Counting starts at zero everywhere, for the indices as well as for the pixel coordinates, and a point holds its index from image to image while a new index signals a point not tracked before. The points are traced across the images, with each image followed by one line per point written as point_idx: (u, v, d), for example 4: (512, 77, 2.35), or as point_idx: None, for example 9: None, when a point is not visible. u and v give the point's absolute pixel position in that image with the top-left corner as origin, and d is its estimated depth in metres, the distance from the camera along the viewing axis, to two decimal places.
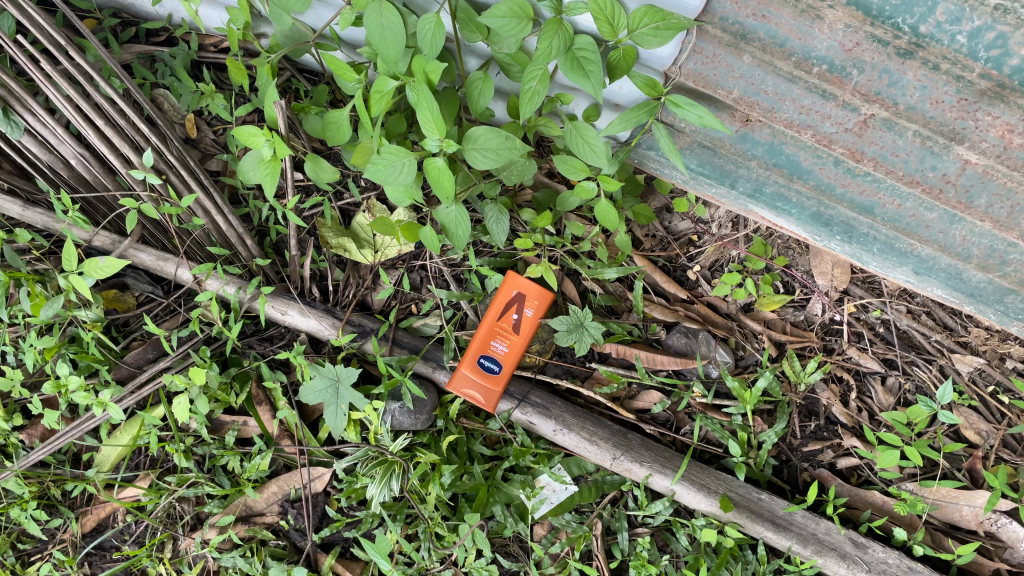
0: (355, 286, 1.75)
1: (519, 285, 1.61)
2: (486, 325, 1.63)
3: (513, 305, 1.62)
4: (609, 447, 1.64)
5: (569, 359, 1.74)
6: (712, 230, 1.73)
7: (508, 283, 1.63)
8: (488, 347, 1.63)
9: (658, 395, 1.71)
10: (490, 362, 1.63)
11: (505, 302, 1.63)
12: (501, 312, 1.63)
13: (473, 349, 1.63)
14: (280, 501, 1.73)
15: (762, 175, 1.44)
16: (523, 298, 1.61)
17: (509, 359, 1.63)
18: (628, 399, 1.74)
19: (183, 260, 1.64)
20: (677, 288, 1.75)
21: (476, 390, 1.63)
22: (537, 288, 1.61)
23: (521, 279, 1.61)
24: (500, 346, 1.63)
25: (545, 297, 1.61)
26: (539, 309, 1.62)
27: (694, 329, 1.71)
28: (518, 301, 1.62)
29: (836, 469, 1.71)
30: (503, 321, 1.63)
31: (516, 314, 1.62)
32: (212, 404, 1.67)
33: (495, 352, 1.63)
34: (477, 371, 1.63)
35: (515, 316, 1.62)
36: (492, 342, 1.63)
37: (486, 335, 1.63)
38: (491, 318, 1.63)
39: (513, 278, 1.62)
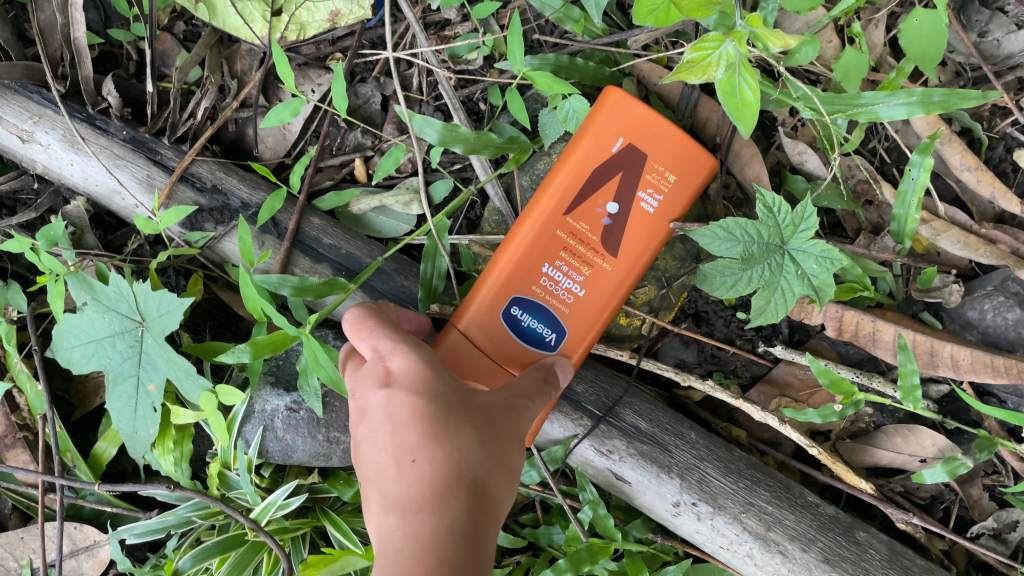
0: (217, 98, 0.71)
1: (631, 113, 0.60)
2: (535, 221, 0.62)
3: (613, 179, 0.61)
4: (814, 565, 0.64)
5: (718, 333, 0.72)
6: None
7: (606, 119, 0.61)
8: (533, 282, 0.61)
9: (939, 444, 0.69)
10: (533, 319, 0.61)
11: (591, 171, 0.61)
12: (580, 193, 0.61)
13: (493, 277, 0.62)
14: None
15: None
16: (639, 159, 0.60)
17: (582, 321, 0.62)
18: (849, 443, 0.72)
19: None
20: (1000, 189, 0.72)
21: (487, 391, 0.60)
22: (676, 134, 0.60)
23: (635, 103, 0.60)
24: (565, 281, 0.61)
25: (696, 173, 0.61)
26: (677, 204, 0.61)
27: None
28: (626, 170, 0.61)
29: None
30: (578, 218, 0.61)
31: (616, 202, 0.61)
32: None
33: (551, 296, 0.61)
34: (491, 335, 0.61)
35: (611, 209, 0.61)
36: (543, 267, 0.61)
37: (531, 246, 0.61)
38: (550, 207, 0.61)
39: (622, 109, 0.60)
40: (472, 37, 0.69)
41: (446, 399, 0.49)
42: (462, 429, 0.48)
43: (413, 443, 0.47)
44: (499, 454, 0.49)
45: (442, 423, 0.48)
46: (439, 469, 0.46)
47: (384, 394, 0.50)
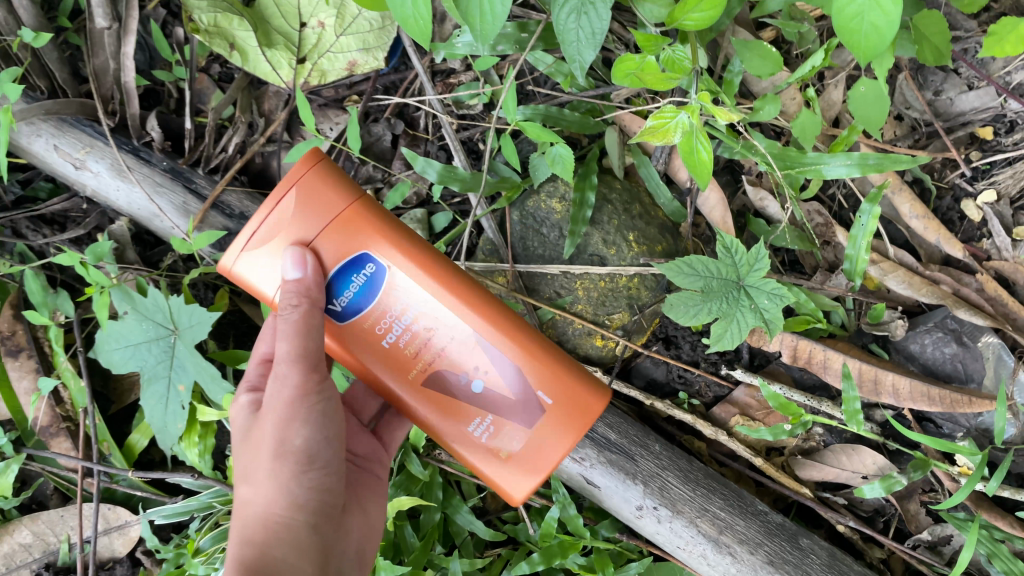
0: (247, 131, 0.80)
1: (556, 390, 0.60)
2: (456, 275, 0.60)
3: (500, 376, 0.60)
4: (758, 563, 0.72)
5: (686, 356, 0.80)
6: None
7: (556, 358, 0.61)
8: (396, 296, 0.59)
9: (878, 462, 0.77)
10: (362, 286, 0.58)
11: (504, 335, 0.60)
12: (489, 342, 0.60)
13: (420, 262, 0.59)
14: (36, 566, 0.81)
15: None
16: (499, 405, 0.60)
17: (385, 352, 0.59)
18: (800, 459, 0.80)
19: None
20: (945, 235, 0.80)
21: (292, 211, 0.57)
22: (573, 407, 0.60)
23: (572, 393, 0.61)
24: (410, 321, 0.59)
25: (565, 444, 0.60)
26: (493, 466, 0.61)
27: (974, 329, 0.78)
28: (503, 401, 0.60)
29: None
30: (468, 345, 0.60)
31: (481, 383, 0.60)
32: None
33: (390, 305, 0.59)
34: (343, 243, 0.58)
35: (472, 386, 0.60)
36: (424, 306, 0.59)
37: (424, 265, 0.59)
38: (486, 314, 0.60)
39: (575, 394, 0.61)
40: (473, 86, 0.77)
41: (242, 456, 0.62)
42: (242, 481, 0.60)
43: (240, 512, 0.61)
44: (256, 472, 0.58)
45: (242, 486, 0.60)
46: (240, 527, 0.58)
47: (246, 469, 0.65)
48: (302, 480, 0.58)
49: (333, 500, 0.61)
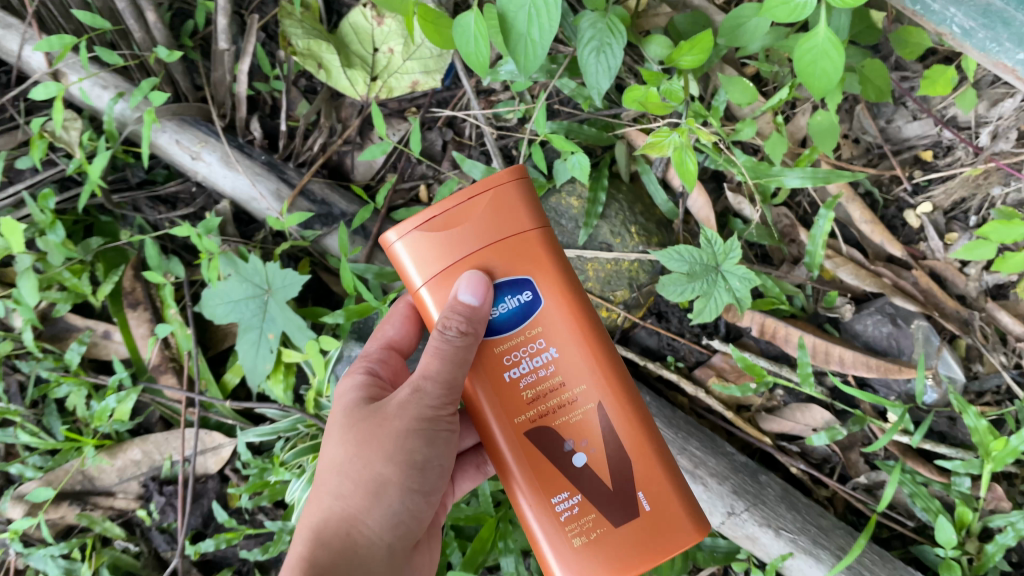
0: (327, 134, 1.00)
1: (648, 504, 0.67)
2: (617, 367, 0.69)
3: (607, 463, 0.68)
4: (725, 491, 0.92)
5: (674, 327, 1.00)
6: (975, 141, 0.97)
7: (670, 476, 0.69)
8: (534, 342, 0.67)
9: (825, 417, 0.95)
10: (510, 313, 0.67)
11: (628, 430, 0.68)
12: (608, 426, 0.68)
13: (580, 325, 0.68)
14: (144, 478, 1.01)
15: None
16: (596, 496, 0.67)
17: (507, 400, 0.67)
18: (763, 414, 0.99)
19: (31, 29, 0.94)
20: (888, 237, 0.99)
21: (476, 216, 0.66)
22: (650, 536, 0.66)
23: (660, 520, 0.67)
24: (536, 372, 0.67)
25: (639, 554, 0.66)
26: (562, 546, 0.67)
27: (907, 313, 0.96)
28: (602, 487, 0.67)
29: None
30: (585, 417, 0.68)
31: (584, 457, 0.67)
32: (53, 293, 0.98)
33: (532, 347, 0.67)
34: (508, 262, 0.67)
35: (579, 459, 0.67)
36: (557, 366, 0.68)
37: (577, 326, 0.68)
38: (616, 394, 0.68)
39: (667, 513, 0.67)
40: (511, 105, 0.97)
41: (335, 436, 0.70)
42: (331, 466, 0.69)
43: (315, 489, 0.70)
44: (361, 479, 0.67)
45: (331, 471, 0.69)
46: (323, 515, 0.68)
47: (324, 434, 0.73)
48: (401, 500, 0.69)
49: (412, 530, 0.72)
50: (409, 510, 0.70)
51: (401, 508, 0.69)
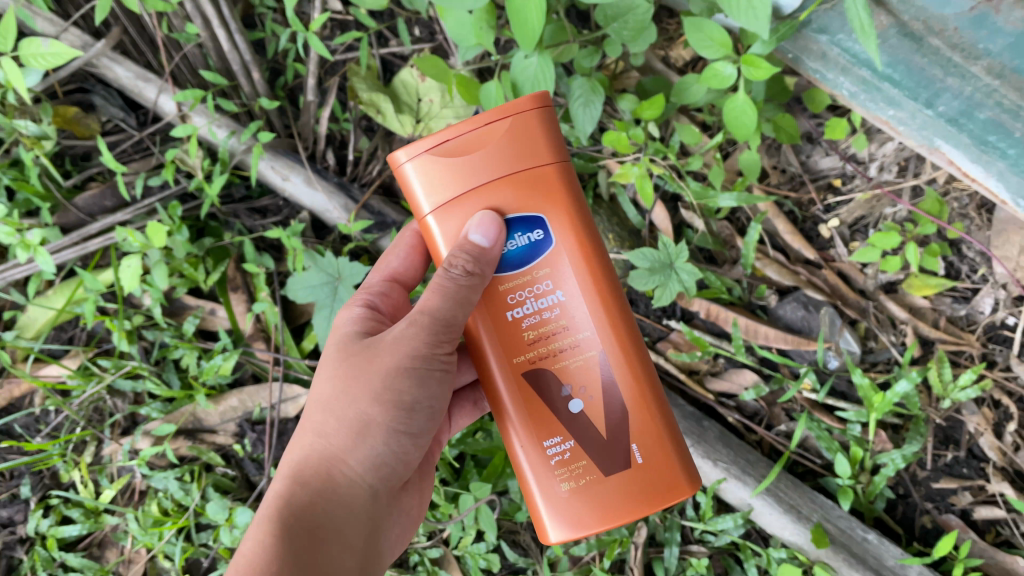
0: (383, 161, 1.33)
1: (635, 450, 0.89)
2: (624, 330, 0.91)
3: (599, 409, 0.90)
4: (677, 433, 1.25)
5: (642, 311, 1.32)
6: (869, 173, 1.30)
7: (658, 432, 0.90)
8: (537, 286, 0.89)
9: (753, 378, 1.28)
10: (522, 248, 0.88)
11: (627, 389, 0.90)
12: (602, 380, 0.90)
13: (582, 286, 0.90)
14: (239, 420, 1.33)
15: (982, 90, 1.01)
16: (592, 441, 0.89)
17: (514, 340, 0.89)
18: (709, 377, 1.31)
19: (166, 84, 1.27)
20: (804, 244, 1.31)
21: (493, 145, 0.86)
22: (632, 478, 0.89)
23: (644, 469, 0.89)
24: (539, 316, 0.89)
25: (623, 496, 0.88)
26: (556, 482, 0.90)
27: (816, 302, 1.28)
28: (594, 429, 0.89)
29: (968, 521, 1.27)
30: (584, 369, 0.90)
31: (580, 403, 0.90)
32: (174, 279, 1.30)
33: (540, 298, 0.89)
34: (518, 203, 0.87)
35: (576, 404, 0.90)
36: (564, 326, 0.90)
37: (581, 287, 0.90)
38: (613, 354, 0.90)
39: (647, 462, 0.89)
40: None
41: (333, 377, 0.91)
42: (326, 408, 0.90)
43: (310, 426, 0.92)
44: (351, 421, 0.89)
45: (324, 415, 0.91)
46: (314, 453, 0.90)
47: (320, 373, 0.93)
48: (383, 441, 0.90)
49: (396, 460, 0.94)
50: (392, 446, 0.92)
51: (382, 446, 0.91)
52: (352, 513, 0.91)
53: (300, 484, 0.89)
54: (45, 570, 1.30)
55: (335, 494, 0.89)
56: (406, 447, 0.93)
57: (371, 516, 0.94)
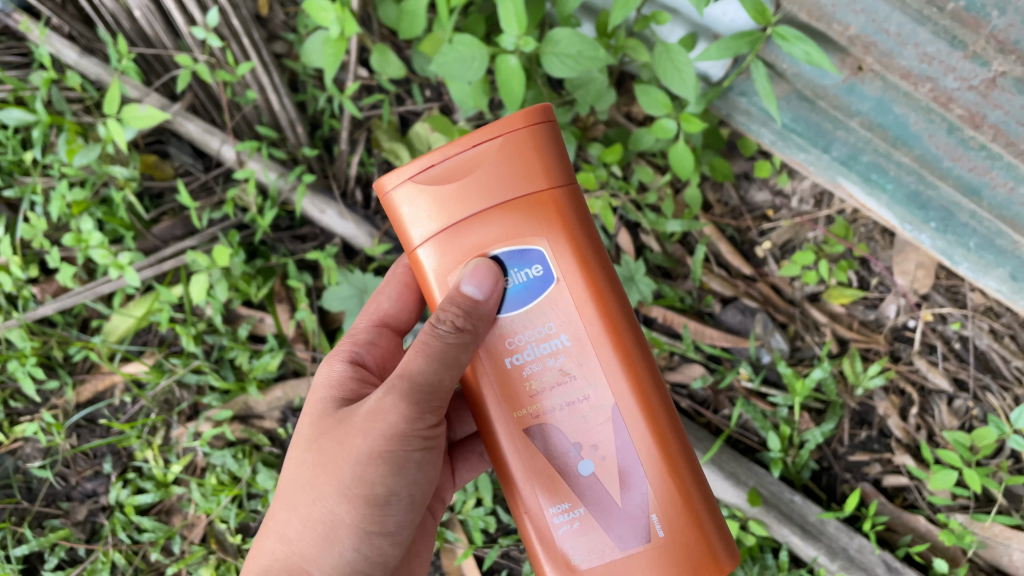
0: None
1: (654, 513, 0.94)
2: (646, 395, 0.96)
3: (608, 466, 0.95)
4: None
5: None
6: (792, 204, 1.62)
7: (683, 496, 0.94)
8: (532, 326, 0.96)
9: (700, 370, 1.57)
10: (523, 284, 0.96)
11: (648, 449, 0.95)
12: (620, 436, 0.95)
13: (592, 333, 0.95)
14: (282, 408, 1.62)
15: (862, 140, 1.31)
16: (603, 502, 0.95)
17: (518, 392, 0.96)
18: (666, 370, 1.59)
19: (229, 137, 1.59)
20: (742, 262, 1.62)
21: (489, 165, 0.94)
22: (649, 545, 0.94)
23: (664, 535, 0.93)
24: (543, 362, 0.95)
25: (649, 571, 0.93)
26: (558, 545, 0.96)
27: (752, 308, 1.59)
28: (605, 487, 0.95)
29: (880, 487, 1.54)
30: (594, 421, 0.95)
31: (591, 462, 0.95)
32: (231, 293, 1.59)
33: (544, 346, 0.96)
34: (511, 232, 0.95)
35: (586, 465, 0.95)
36: (574, 378, 0.95)
37: (587, 327, 0.95)
38: (626, 406, 0.95)
39: (672, 529, 0.94)
40: None
41: (297, 480, 1.00)
42: (291, 510, 0.99)
43: (275, 530, 1.00)
44: (317, 517, 0.96)
45: (291, 517, 0.99)
46: (279, 559, 0.98)
47: (287, 472, 1.02)
48: (352, 541, 0.96)
49: (365, 561, 0.98)
50: (360, 549, 0.97)
51: (352, 548, 0.97)
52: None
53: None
54: (124, 531, 1.58)
55: None
56: (376, 545, 0.98)
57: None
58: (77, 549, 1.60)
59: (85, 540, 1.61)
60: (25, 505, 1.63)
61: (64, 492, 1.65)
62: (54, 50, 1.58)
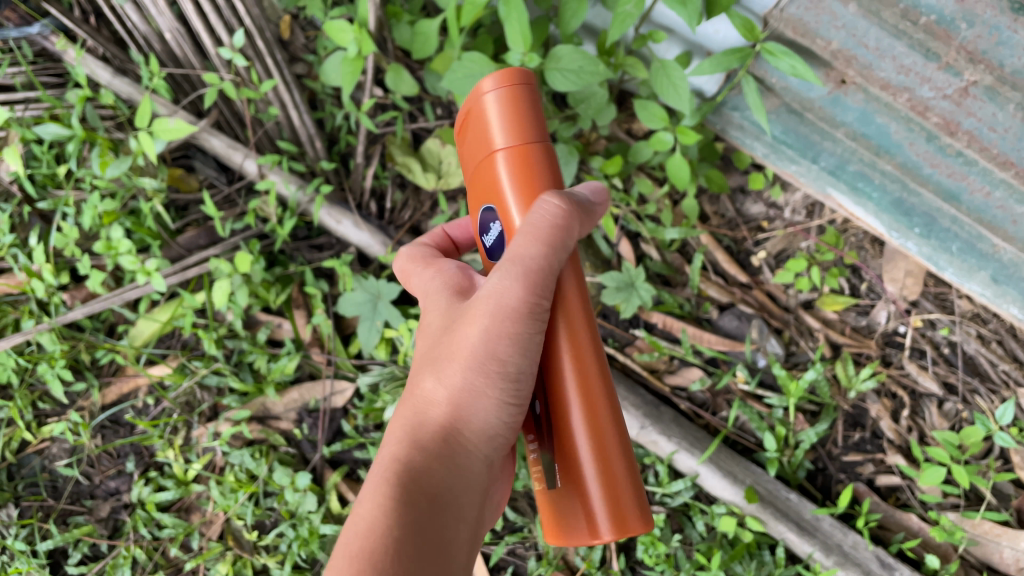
0: (412, 210, 1.74)
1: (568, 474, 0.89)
2: (587, 358, 0.89)
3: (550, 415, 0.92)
4: (638, 415, 1.56)
5: (612, 322, 1.68)
6: (785, 215, 1.71)
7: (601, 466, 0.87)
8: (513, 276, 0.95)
9: (698, 373, 1.64)
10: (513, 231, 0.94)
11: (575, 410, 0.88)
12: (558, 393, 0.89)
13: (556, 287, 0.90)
14: (299, 409, 1.69)
15: (848, 150, 1.41)
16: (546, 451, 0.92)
17: None
18: (666, 373, 1.66)
19: (251, 151, 1.69)
20: (738, 270, 1.70)
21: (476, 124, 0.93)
22: (564, 501, 0.90)
23: (575, 496, 0.89)
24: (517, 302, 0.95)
25: (562, 522, 0.90)
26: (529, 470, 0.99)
27: (747, 314, 1.66)
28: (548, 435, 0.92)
29: (874, 487, 1.59)
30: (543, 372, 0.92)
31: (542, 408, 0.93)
32: (251, 298, 1.68)
33: None
34: (492, 180, 0.92)
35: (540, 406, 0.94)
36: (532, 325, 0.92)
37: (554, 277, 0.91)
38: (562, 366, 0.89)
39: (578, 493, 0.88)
40: None
41: (441, 337, 0.94)
42: (434, 369, 0.92)
43: (425, 379, 0.93)
44: (438, 376, 0.90)
45: (430, 373, 0.93)
46: (423, 411, 0.92)
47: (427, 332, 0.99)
48: (498, 405, 0.89)
49: (509, 425, 0.92)
50: (506, 414, 0.90)
51: (495, 412, 0.90)
52: (470, 489, 0.91)
53: (419, 458, 0.88)
54: (144, 527, 1.65)
55: (454, 463, 0.89)
56: (517, 415, 0.92)
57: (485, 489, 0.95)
58: (100, 544, 1.66)
59: (108, 536, 1.68)
60: (51, 503, 1.70)
61: (88, 490, 1.72)
62: (89, 70, 1.69)
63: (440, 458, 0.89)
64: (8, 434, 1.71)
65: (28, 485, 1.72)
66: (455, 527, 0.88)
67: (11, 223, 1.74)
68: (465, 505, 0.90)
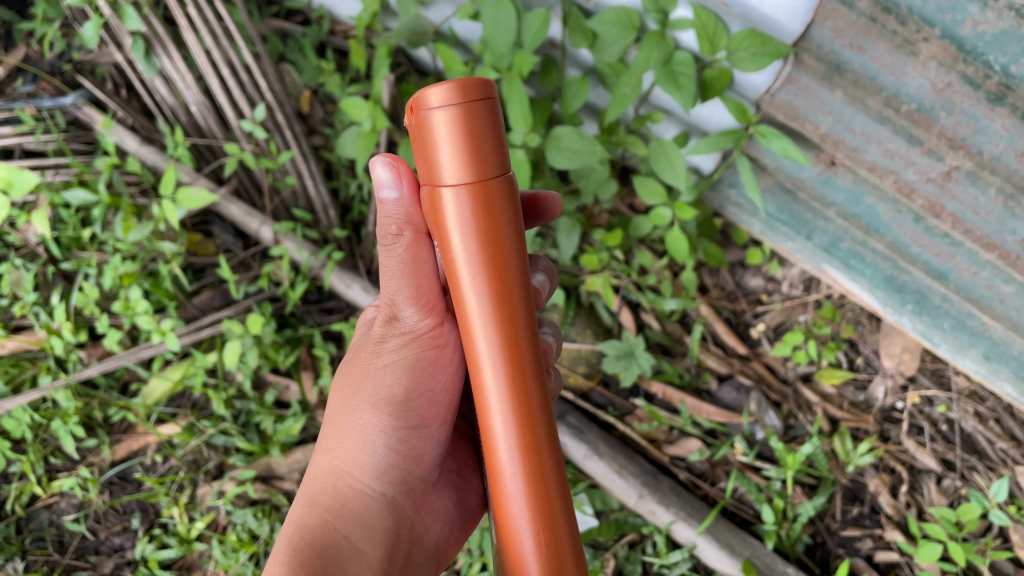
0: None
1: None
2: None
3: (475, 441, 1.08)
4: (637, 484, 1.57)
5: (613, 390, 1.72)
6: (783, 289, 1.76)
7: None
8: None
9: (697, 444, 1.65)
10: None
11: None
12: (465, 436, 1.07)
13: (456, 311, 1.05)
14: (302, 470, 1.72)
15: (840, 229, 1.46)
16: None
17: None
18: (665, 443, 1.68)
19: (267, 218, 1.75)
20: (737, 342, 1.74)
21: None
22: None
23: None
24: None
25: None
26: None
27: (746, 386, 1.69)
28: None
29: (873, 563, 1.58)
30: None
31: None
32: (261, 359, 1.72)
33: None
34: None
35: None
36: None
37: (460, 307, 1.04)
38: None
39: None
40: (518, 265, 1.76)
41: (335, 394, 1.10)
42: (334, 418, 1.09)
43: (325, 437, 1.08)
44: (341, 424, 1.06)
45: (333, 428, 1.08)
46: (329, 459, 1.05)
47: None
48: (384, 437, 1.06)
49: (399, 455, 1.08)
50: (393, 443, 1.07)
51: (384, 443, 1.06)
52: (367, 527, 1.01)
53: (317, 507, 1.00)
54: None
55: (346, 509, 1.01)
56: (406, 439, 1.08)
57: (394, 519, 1.07)
58: None
59: None
60: (56, 557, 1.73)
61: (93, 546, 1.74)
62: (118, 139, 1.79)
63: (332, 509, 1.00)
64: (18, 488, 1.75)
65: (35, 539, 1.75)
66: (356, 559, 0.97)
67: (35, 282, 1.81)
68: (368, 545, 1.00)
